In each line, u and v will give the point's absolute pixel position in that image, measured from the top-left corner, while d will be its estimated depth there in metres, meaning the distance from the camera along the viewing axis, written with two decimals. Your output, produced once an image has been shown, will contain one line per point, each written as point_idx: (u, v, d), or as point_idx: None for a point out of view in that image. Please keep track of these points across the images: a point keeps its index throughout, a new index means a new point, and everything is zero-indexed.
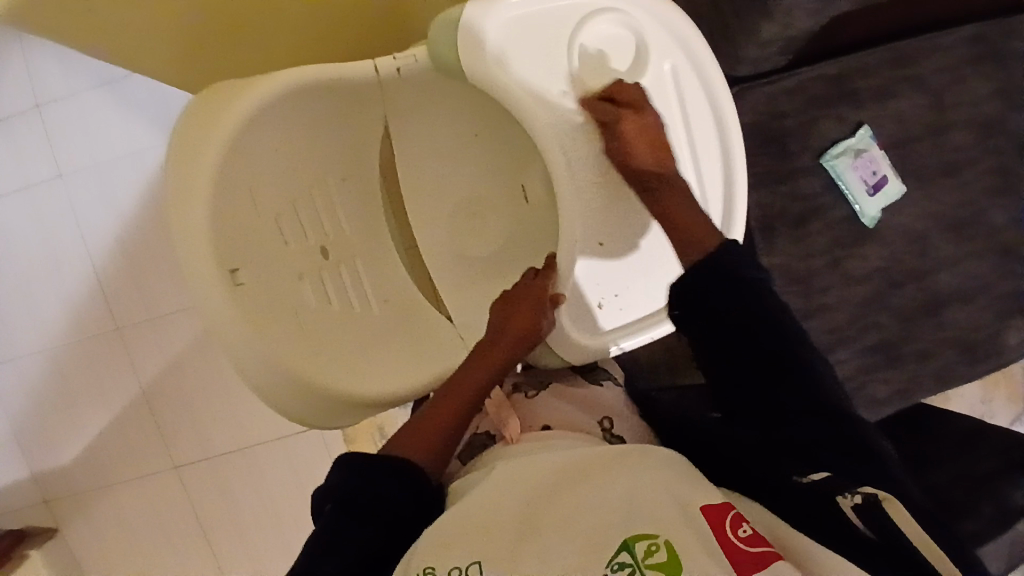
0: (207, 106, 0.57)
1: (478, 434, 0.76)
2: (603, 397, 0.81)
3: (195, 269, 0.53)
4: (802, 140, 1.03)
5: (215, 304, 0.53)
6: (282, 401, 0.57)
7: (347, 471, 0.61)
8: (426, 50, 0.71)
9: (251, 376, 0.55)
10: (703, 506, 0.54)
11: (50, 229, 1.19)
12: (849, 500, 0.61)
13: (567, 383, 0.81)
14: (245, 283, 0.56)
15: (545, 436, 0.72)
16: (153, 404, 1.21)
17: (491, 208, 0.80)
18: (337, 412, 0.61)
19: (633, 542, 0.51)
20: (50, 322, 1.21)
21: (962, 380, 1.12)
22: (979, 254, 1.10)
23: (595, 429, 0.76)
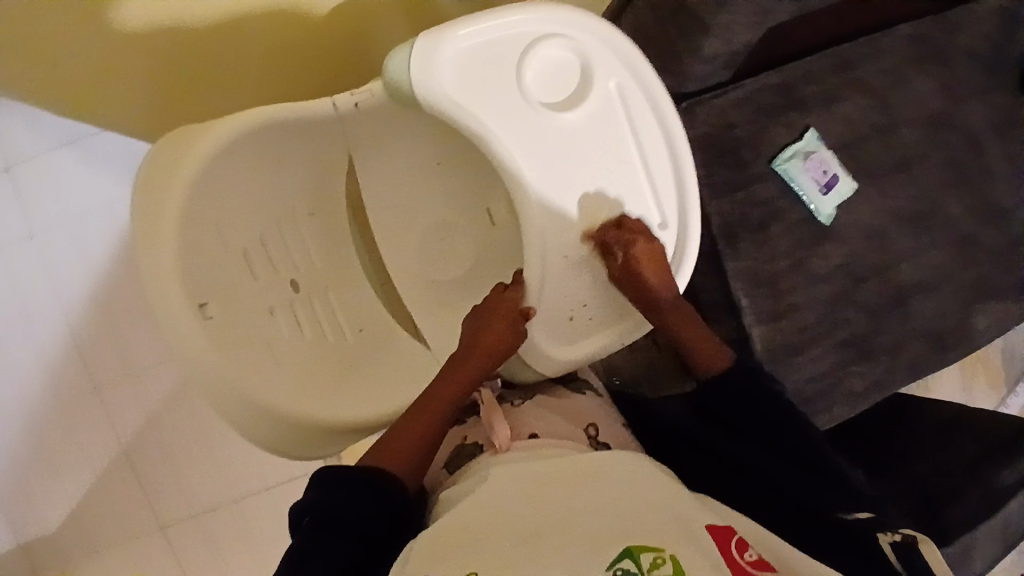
0: (171, 154, 0.62)
1: (465, 445, 0.73)
2: (588, 407, 0.79)
3: (169, 302, 0.58)
4: (755, 147, 1.08)
5: (185, 336, 0.58)
6: (251, 424, 0.61)
7: (323, 488, 0.60)
8: (381, 83, 0.72)
9: (219, 400, 0.60)
10: (708, 525, 0.54)
11: (25, 286, 1.26)
12: (890, 537, 0.68)
13: (552, 393, 0.80)
14: (213, 315, 0.61)
15: (534, 444, 0.68)
16: (134, 447, 1.27)
17: (455, 231, 0.82)
18: (309, 435, 0.65)
19: (638, 551, 0.49)
20: (51, 367, 1.27)
21: (933, 368, 1.14)
22: (938, 243, 1.14)
23: (582, 436, 0.74)
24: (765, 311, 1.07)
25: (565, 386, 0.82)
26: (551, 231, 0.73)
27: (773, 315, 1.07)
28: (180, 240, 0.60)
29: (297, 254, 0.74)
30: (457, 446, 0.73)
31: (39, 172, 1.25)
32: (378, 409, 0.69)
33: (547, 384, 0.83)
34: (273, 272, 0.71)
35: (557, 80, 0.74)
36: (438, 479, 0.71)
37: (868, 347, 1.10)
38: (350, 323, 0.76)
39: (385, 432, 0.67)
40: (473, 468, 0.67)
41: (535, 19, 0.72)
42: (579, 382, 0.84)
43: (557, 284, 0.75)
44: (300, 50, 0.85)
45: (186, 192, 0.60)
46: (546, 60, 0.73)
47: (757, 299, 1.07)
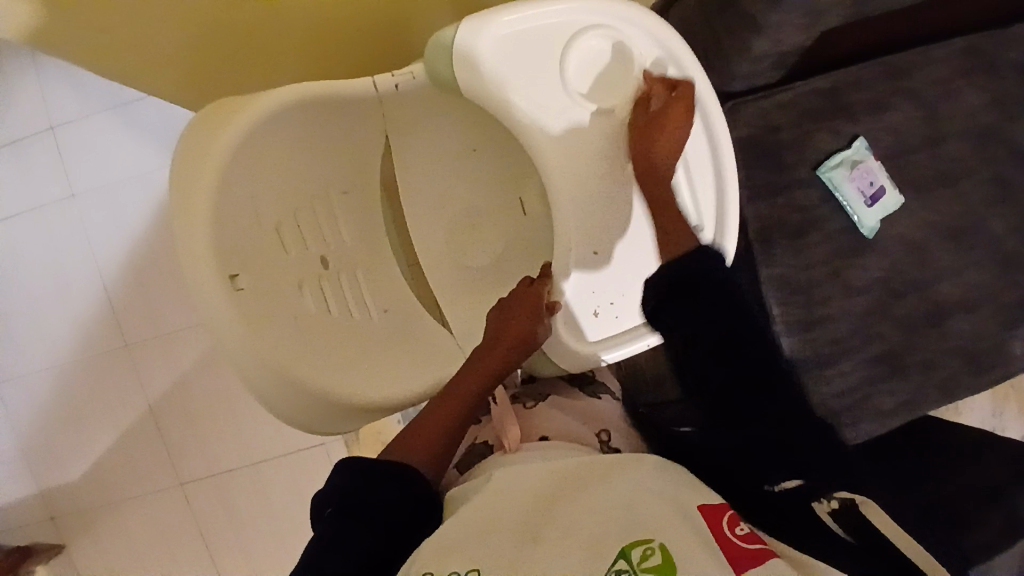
0: (212, 126, 0.63)
1: (475, 445, 0.76)
2: (601, 412, 0.81)
3: (203, 269, 0.59)
4: (798, 152, 1.05)
5: (216, 306, 0.59)
6: (274, 398, 0.62)
7: (349, 474, 0.60)
8: (423, 67, 0.72)
9: (245, 372, 0.60)
10: (700, 504, 0.56)
11: (63, 247, 1.29)
12: (826, 505, 0.65)
13: (567, 394, 0.83)
14: (244, 288, 0.62)
15: (542, 447, 0.71)
16: (159, 410, 1.30)
17: (487, 219, 0.82)
18: (331, 414, 0.65)
19: (629, 548, 0.50)
20: (84, 326, 1.30)
21: (967, 392, 1.09)
22: (981, 263, 1.10)
23: (593, 442, 0.77)
24: (794, 321, 1.05)
25: (579, 387, 0.84)
26: (579, 227, 0.72)
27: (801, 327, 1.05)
28: (216, 209, 0.60)
29: (329, 231, 0.74)
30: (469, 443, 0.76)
31: (84, 136, 1.27)
32: (400, 393, 0.70)
33: (563, 384, 0.84)
34: (305, 248, 0.71)
35: (599, 72, 0.72)
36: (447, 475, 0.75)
37: (898, 365, 1.07)
38: (376, 303, 0.76)
39: (411, 421, 0.68)
40: (484, 466, 0.71)
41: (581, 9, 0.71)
42: (595, 384, 0.85)
43: (583, 278, 0.73)
44: (345, 28, 0.85)
45: (224, 162, 0.61)
46: (589, 51, 0.71)
47: (788, 308, 1.05)
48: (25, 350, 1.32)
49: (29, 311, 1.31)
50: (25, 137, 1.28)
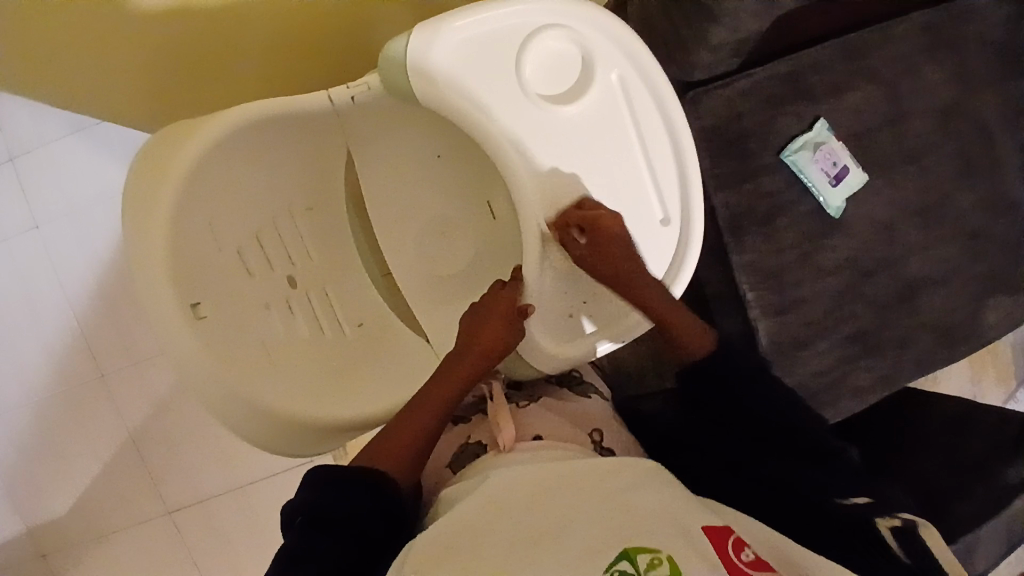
0: (164, 152, 0.61)
1: (469, 444, 0.73)
2: (594, 410, 0.78)
3: (164, 297, 0.58)
4: (762, 139, 1.06)
5: (180, 337, 0.58)
6: (246, 426, 0.61)
7: (321, 486, 0.59)
8: (378, 77, 0.71)
9: (215, 401, 0.59)
10: (704, 527, 0.53)
11: (31, 280, 1.27)
12: (889, 521, 0.65)
13: (558, 395, 0.79)
14: (207, 316, 0.61)
15: (537, 447, 0.68)
16: (141, 439, 1.29)
17: (455, 227, 0.81)
18: (302, 434, 0.64)
19: (634, 552, 0.48)
20: (57, 359, 1.28)
21: (942, 364, 1.13)
22: (949, 236, 1.12)
23: (586, 441, 0.73)
24: (769, 306, 1.05)
25: (570, 386, 0.81)
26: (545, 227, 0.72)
27: (777, 310, 1.06)
28: (174, 235, 0.59)
29: (294, 249, 0.73)
30: (460, 446, 0.73)
31: (44, 165, 1.25)
32: (373, 408, 0.69)
33: (553, 385, 0.81)
34: (269, 268, 0.70)
35: (557, 71, 0.72)
36: (441, 479, 0.72)
37: (874, 342, 1.08)
38: (348, 318, 0.75)
39: (383, 427, 0.67)
40: (477, 468, 0.67)
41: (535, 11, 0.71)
42: (584, 384, 0.83)
43: (553, 276, 0.74)
44: (300, 44, 0.84)
45: (179, 187, 0.60)
46: (546, 52, 0.71)
47: (762, 293, 1.05)
48: None
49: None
50: None
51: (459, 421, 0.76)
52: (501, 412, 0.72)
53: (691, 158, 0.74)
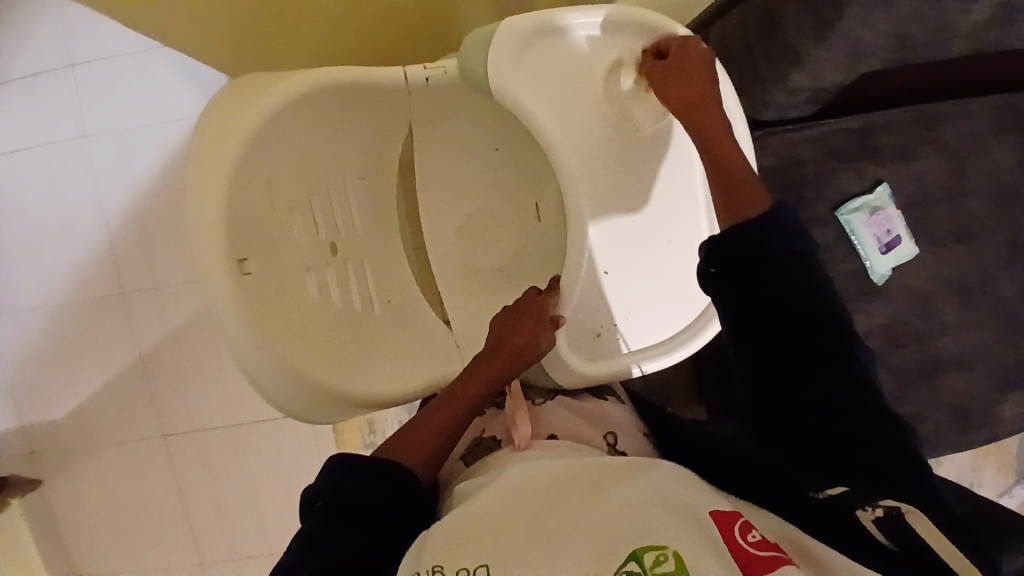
0: (237, 102, 0.62)
1: (484, 439, 0.73)
2: (613, 411, 0.77)
3: (211, 244, 0.58)
4: (819, 190, 1.04)
5: (219, 288, 0.58)
6: (269, 385, 0.60)
7: (341, 473, 0.58)
8: (457, 62, 0.70)
9: (240, 355, 0.59)
10: (713, 511, 0.54)
11: (71, 188, 1.28)
12: (871, 514, 0.57)
13: (577, 396, 0.79)
14: (251, 273, 0.60)
15: (551, 446, 0.68)
16: (149, 363, 1.31)
17: (498, 223, 0.81)
18: (322, 406, 0.64)
19: (642, 551, 0.48)
20: (83, 269, 1.29)
21: (950, 448, 1.11)
22: (986, 322, 1.09)
23: (601, 442, 0.73)
24: None
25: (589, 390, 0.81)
26: (594, 245, 0.72)
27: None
28: (232, 183, 0.59)
29: (341, 215, 0.73)
30: (476, 439, 0.74)
31: (104, 77, 1.26)
32: (393, 390, 0.69)
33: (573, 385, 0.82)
34: (315, 232, 0.70)
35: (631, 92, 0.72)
36: (454, 469, 0.71)
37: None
38: (380, 294, 0.75)
39: (411, 420, 0.67)
40: (491, 465, 0.67)
41: (616, 25, 0.71)
42: (602, 387, 0.83)
43: (593, 297, 0.73)
44: (382, 17, 0.84)
45: (246, 137, 0.60)
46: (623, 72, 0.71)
47: None
48: (20, 287, 1.31)
49: (29, 246, 1.30)
50: (44, 70, 1.26)
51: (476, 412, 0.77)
52: (518, 407, 0.72)
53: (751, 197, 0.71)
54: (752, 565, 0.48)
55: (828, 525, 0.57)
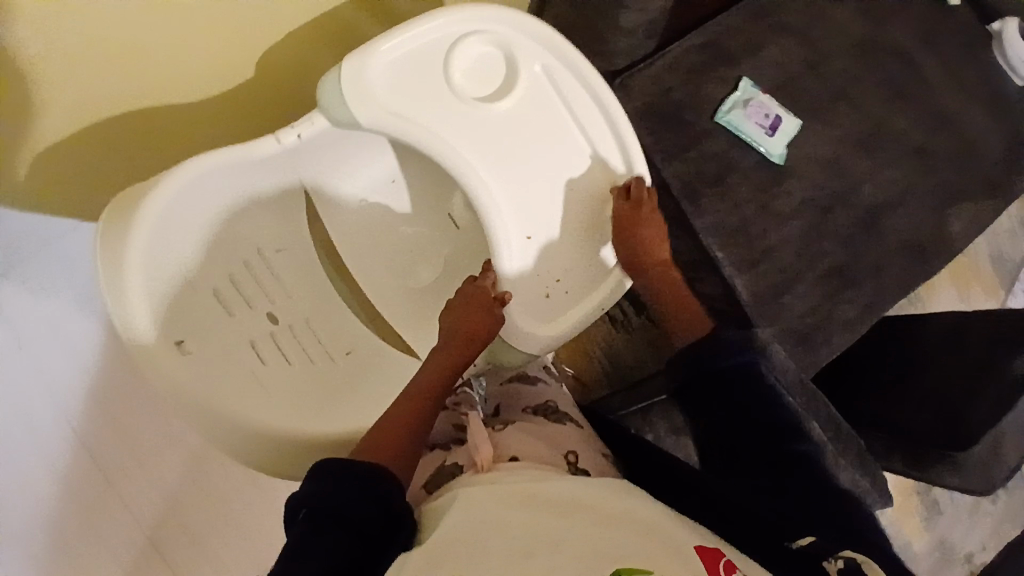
0: (122, 206, 0.65)
1: (446, 466, 0.73)
2: (571, 436, 0.81)
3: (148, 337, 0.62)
4: (695, 107, 1.11)
5: (166, 369, 0.62)
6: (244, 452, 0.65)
7: (324, 482, 0.60)
8: (322, 114, 0.73)
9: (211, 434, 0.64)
10: (698, 547, 0.56)
11: (18, 404, 1.17)
12: (835, 562, 0.63)
13: (534, 422, 0.82)
14: (191, 351, 0.66)
15: (514, 465, 0.69)
16: (160, 546, 1.19)
17: (424, 245, 0.86)
18: (296, 458, 0.67)
19: (628, 572, 0.49)
20: (60, 476, 1.18)
21: (921, 280, 1.15)
22: (892, 161, 1.16)
23: (562, 462, 0.74)
24: (742, 259, 1.07)
25: (545, 415, 0.85)
26: (510, 218, 0.75)
27: (774, 293, 1.07)
28: (147, 276, 0.63)
29: (267, 289, 0.78)
30: (438, 466, 0.74)
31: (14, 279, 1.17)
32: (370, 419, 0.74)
33: (529, 415, 0.85)
34: (247, 306, 0.75)
35: (483, 73, 0.77)
36: (418, 497, 0.72)
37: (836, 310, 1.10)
38: (335, 347, 0.81)
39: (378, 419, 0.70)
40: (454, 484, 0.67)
41: (471, 13, 0.75)
42: (560, 412, 0.86)
43: (529, 264, 0.77)
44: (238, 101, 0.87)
45: (150, 233, 0.64)
46: (471, 56, 0.76)
47: (733, 250, 1.07)
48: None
49: None
50: None
51: (438, 446, 0.78)
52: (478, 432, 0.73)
53: (631, 136, 0.80)
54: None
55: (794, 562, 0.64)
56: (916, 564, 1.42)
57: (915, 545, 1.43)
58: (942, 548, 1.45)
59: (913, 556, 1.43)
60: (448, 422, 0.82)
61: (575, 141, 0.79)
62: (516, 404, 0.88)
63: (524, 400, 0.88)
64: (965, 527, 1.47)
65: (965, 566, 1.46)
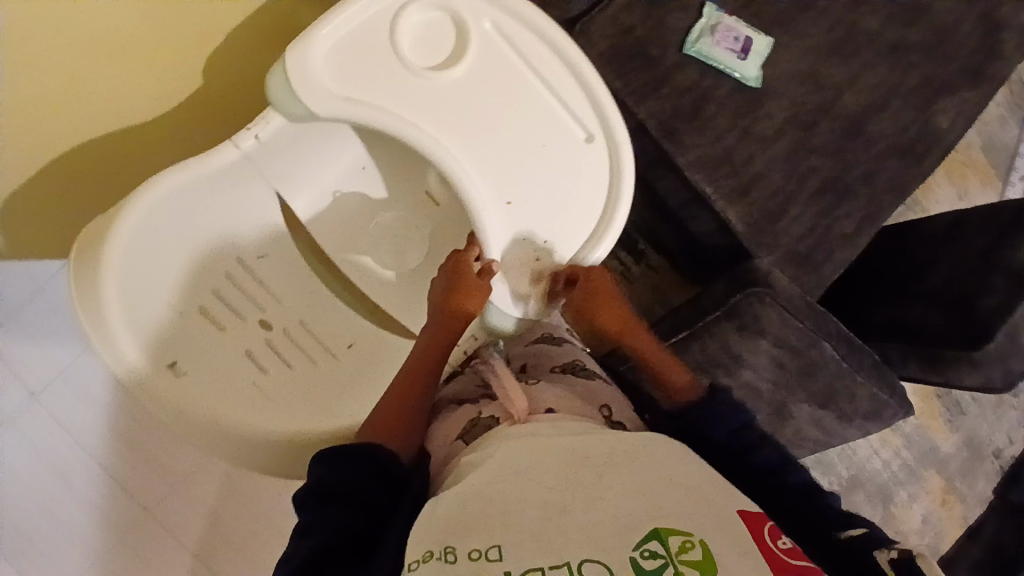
0: (91, 235, 0.64)
1: (480, 419, 0.71)
2: (600, 391, 0.80)
3: (140, 368, 0.62)
4: (661, 42, 1.07)
5: (163, 394, 0.63)
6: (259, 460, 0.66)
7: (328, 466, 0.61)
8: (276, 110, 0.71)
9: (226, 447, 0.65)
10: (740, 509, 0.53)
11: (46, 451, 1.19)
12: (887, 554, 0.56)
13: (564, 378, 0.80)
14: (186, 371, 0.66)
15: (552, 418, 0.68)
16: (213, 562, 1.22)
17: (409, 226, 0.85)
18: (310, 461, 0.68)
19: (667, 534, 0.49)
20: (100, 511, 1.20)
21: (915, 182, 1.13)
22: (869, 64, 1.13)
23: (597, 416, 0.74)
24: (731, 190, 1.05)
25: (574, 373, 0.82)
26: (484, 186, 0.74)
27: (769, 217, 1.05)
28: (125, 301, 0.63)
29: (256, 296, 0.78)
30: (471, 420, 0.72)
31: (19, 330, 1.17)
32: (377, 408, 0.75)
33: (558, 371, 0.82)
34: (238, 318, 0.75)
35: (432, 40, 0.74)
36: (453, 451, 0.69)
37: (835, 225, 1.08)
38: (335, 346, 0.80)
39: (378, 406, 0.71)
40: (492, 436, 0.66)
41: None
42: (588, 370, 0.84)
43: (511, 227, 0.76)
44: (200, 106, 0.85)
45: (119, 258, 0.63)
46: (415, 25, 0.74)
47: (721, 182, 1.05)
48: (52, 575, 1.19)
49: (34, 520, 1.18)
50: None
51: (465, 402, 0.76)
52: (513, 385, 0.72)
53: (596, 79, 0.77)
54: (782, 570, 0.48)
55: (839, 555, 0.59)
56: (945, 465, 1.43)
57: (944, 448, 1.44)
58: (971, 447, 1.45)
59: (941, 458, 1.43)
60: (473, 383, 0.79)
61: (538, 94, 0.77)
62: (544, 365, 0.84)
63: (551, 359, 0.85)
64: (989, 420, 1.48)
65: (996, 463, 1.47)
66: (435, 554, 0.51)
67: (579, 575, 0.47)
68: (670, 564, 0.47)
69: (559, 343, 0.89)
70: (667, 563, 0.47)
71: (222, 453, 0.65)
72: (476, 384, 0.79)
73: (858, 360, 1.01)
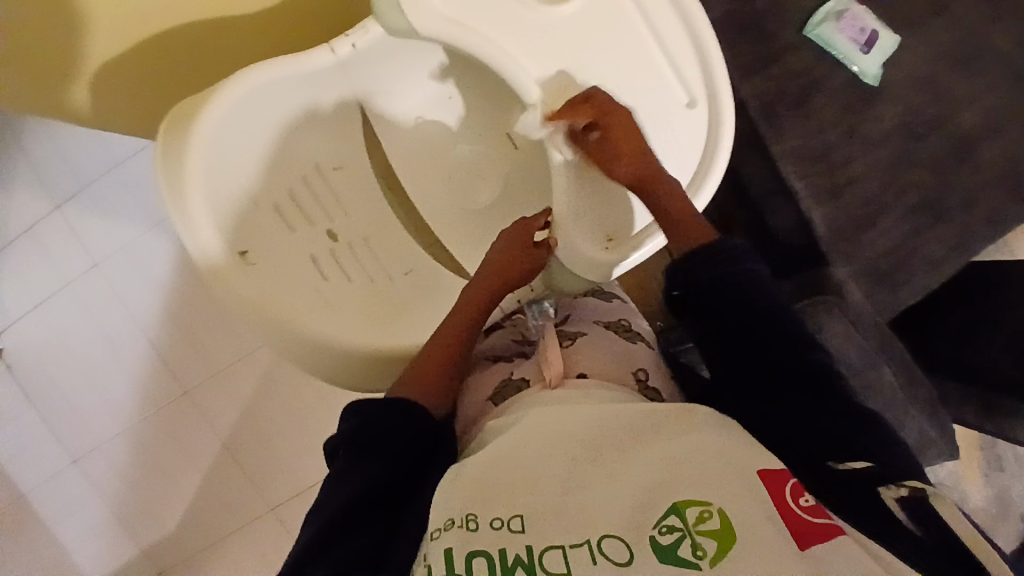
0: (181, 119, 0.64)
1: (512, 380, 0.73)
2: (641, 354, 0.78)
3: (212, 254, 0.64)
4: (779, 20, 1.02)
5: (231, 281, 0.64)
6: (306, 361, 0.67)
7: (363, 416, 0.62)
8: (376, 20, 0.69)
9: (283, 348, 0.66)
10: (760, 469, 0.51)
11: (98, 316, 1.24)
12: (894, 491, 0.53)
13: (606, 336, 0.79)
14: (254, 262, 0.67)
15: (584, 385, 0.68)
16: (233, 454, 1.26)
17: (488, 165, 0.83)
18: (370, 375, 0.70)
19: (684, 506, 0.47)
20: (140, 384, 1.26)
21: (1019, 218, 1.05)
22: (995, 82, 1.04)
23: (632, 381, 0.73)
24: (822, 189, 0.99)
25: (617, 331, 0.80)
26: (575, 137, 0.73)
27: (855, 226, 0.99)
28: (204, 190, 0.64)
29: (323, 210, 0.77)
30: (503, 380, 0.74)
31: (93, 199, 1.21)
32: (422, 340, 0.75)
33: (601, 326, 0.81)
34: (307, 221, 0.75)
35: None
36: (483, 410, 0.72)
37: (925, 246, 1.01)
38: (394, 267, 0.80)
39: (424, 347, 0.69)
40: (520, 400, 0.68)
41: None
42: (632, 331, 0.82)
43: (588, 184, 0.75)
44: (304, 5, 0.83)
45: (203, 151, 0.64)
46: None
47: (815, 177, 0.99)
48: (91, 429, 1.27)
49: (83, 380, 1.26)
50: (36, 221, 1.23)
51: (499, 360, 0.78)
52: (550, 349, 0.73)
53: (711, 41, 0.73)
54: (806, 536, 0.46)
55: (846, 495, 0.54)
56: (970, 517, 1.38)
57: (972, 499, 1.38)
58: (1000, 504, 1.39)
59: (968, 509, 1.38)
60: (508, 338, 0.81)
61: (648, 47, 0.73)
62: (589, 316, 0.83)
63: (597, 312, 0.84)
64: None
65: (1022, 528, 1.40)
66: (455, 523, 0.50)
67: (599, 554, 0.45)
68: (689, 537, 0.45)
69: (609, 299, 0.87)
70: (686, 535, 0.45)
71: (277, 346, 0.66)
72: (511, 341, 0.81)
73: (913, 394, 0.97)
